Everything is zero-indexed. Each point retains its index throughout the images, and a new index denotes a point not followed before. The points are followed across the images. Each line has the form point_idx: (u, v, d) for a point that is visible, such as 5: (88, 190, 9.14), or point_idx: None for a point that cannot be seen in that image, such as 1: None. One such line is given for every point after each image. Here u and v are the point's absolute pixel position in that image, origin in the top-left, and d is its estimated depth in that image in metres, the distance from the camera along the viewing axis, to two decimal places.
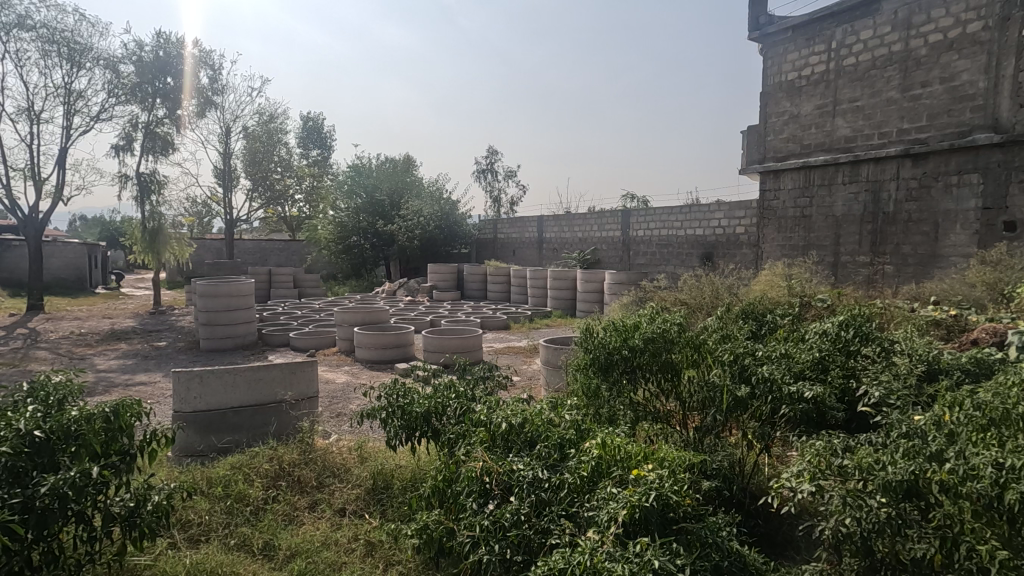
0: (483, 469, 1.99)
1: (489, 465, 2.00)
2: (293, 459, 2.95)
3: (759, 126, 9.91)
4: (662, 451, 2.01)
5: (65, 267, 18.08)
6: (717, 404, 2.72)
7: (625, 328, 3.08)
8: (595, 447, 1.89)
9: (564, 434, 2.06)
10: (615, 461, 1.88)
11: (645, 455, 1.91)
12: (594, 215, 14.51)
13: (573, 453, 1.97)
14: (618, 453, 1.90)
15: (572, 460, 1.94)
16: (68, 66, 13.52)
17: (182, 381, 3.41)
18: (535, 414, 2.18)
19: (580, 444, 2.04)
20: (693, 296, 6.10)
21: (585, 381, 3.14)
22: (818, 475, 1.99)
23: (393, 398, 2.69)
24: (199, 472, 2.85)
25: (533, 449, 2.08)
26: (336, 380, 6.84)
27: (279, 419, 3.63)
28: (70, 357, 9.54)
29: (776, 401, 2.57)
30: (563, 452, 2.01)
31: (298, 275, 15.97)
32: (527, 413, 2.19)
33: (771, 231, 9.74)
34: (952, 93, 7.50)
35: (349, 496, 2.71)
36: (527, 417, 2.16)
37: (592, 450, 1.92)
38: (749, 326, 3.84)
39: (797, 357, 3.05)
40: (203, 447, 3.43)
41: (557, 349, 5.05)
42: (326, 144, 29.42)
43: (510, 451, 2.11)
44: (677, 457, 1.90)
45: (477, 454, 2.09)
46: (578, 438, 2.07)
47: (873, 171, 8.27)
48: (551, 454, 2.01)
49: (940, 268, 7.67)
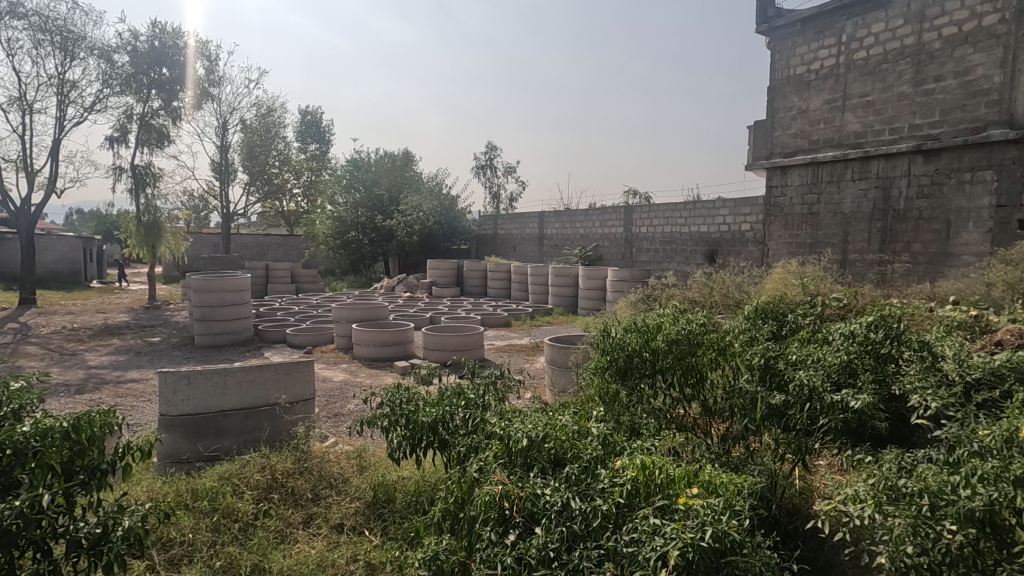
0: (502, 493, 1.76)
1: (508, 487, 1.76)
2: (286, 470, 2.73)
3: (766, 120, 9.65)
4: (707, 472, 1.82)
5: (59, 261, 17.80)
6: (751, 412, 2.49)
7: (647, 328, 2.85)
8: (631, 470, 1.70)
9: (592, 453, 1.86)
10: (656, 487, 1.69)
11: (689, 477, 1.72)
12: (595, 211, 14.28)
13: (604, 472, 1.77)
14: (658, 478, 1.70)
15: (604, 482, 1.73)
16: (61, 55, 13.20)
17: (168, 381, 3.19)
18: (558, 426, 1.98)
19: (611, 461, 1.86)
20: (704, 294, 5.85)
21: (602, 384, 2.91)
22: (882, 500, 1.77)
23: (396, 404, 2.47)
24: (184, 483, 2.63)
25: (559, 469, 1.86)
26: (334, 378, 6.64)
27: (273, 424, 3.40)
28: (61, 352, 9.31)
29: (818, 411, 2.38)
30: (592, 472, 1.81)
31: (295, 270, 15.71)
32: (549, 426, 1.97)
33: (777, 228, 9.52)
34: (966, 88, 7.28)
35: (348, 510, 2.49)
36: (551, 431, 1.94)
37: (627, 472, 1.73)
38: (769, 326, 3.61)
39: (831, 360, 2.85)
40: (189, 455, 3.20)
41: (564, 349, 4.84)
42: (325, 138, 29.17)
43: (532, 470, 1.88)
44: (727, 482, 1.69)
45: (494, 473, 1.86)
46: (606, 456, 1.87)
47: (884, 167, 8.05)
48: (581, 477, 1.79)
49: (952, 266, 7.46)
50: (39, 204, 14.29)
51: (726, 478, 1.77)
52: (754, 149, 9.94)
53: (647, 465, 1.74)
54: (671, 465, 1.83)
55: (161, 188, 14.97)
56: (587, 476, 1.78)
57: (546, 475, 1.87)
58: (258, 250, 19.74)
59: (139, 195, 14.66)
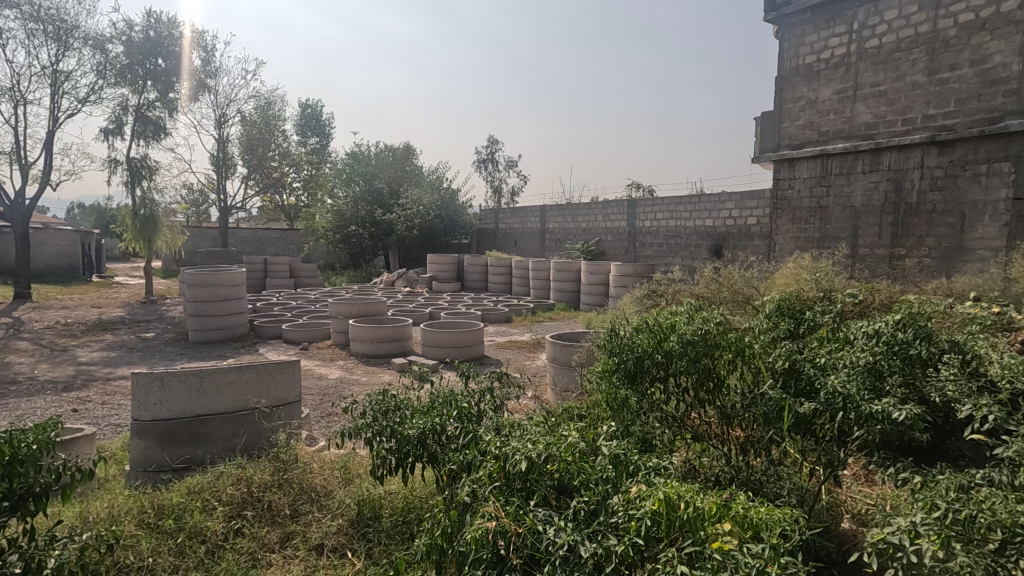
0: (496, 530, 1.51)
1: (503, 523, 1.52)
2: (263, 482, 2.48)
3: (774, 111, 9.33)
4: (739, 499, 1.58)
5: (56, 255, 17.61)
6: (778, 422, 2.24)
7: (660, 328, 2.57)
8: (653, 503, 1.46)
9: (604, 477, 1.63)
10: (681, 525, 1.44)
11: (714, 504, 1.48)
12: (598, 205, 14.01)
13: (618, 501, 1.53)
14: (684, 513, 1.45)
15: (619, 517, 1.50)
16: (55, 45, 12.93)
17: (140, 383, 2.95)
18: (563, 444, 1.72)
19: (626, 490, 1.61)
20: (711, 288, 5.59)
21: (608, 390, 2.66)
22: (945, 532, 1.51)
23: (380, 413, 2.24)
24: (146, 498, 2.40)
25: (567, 499, 1.62)
26: (329, 376, 6.41)
27: (251, 431, 3.15)
28: (51, 348, 9.08)
29: (851, 422, 2.13)
30: (602, 501, 1.57)
31: (294, 264, 15.48)
32: (553, 444, 1.71)
33: (784, 222, 9.23)
34: (983, 77, 6.98)
35: (329, 529, 2.25)
36: (555, 448, 1.69)
37: (647, 504, 1.49)
38: (787, 324, 3.36)
39: (861, 362, 2.61)
40: (159, 464, 2.96)
41: (567, 348, 4.60)
42: (325, 131, 28.86)
43: (533, 498, 1.63)
44: (761, 514, 1.45)
45: (488, 501, 1.63)
46: (620, 480, 1.63)
47: (896, 159, 7.77)
48: (592, 510, 1.55)
49: (966, 261, 7.18)
50: (33, 197, 14.05)
51: (762, 506, 1.54)
52: (760, 142, 9.64)
53: (666, 492, 1.51)
54: (699, 491, 1.59)
55: (157, 181, 14.72)
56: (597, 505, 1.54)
57: (548, 503, 1.63)
58: (258, 245, 19.48)
59: (135, 188, 14.40)
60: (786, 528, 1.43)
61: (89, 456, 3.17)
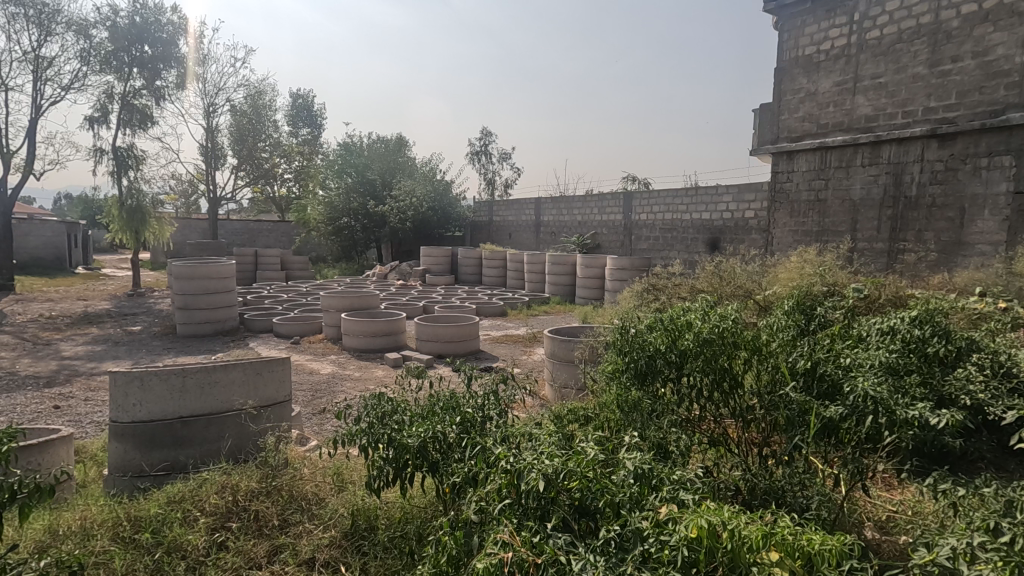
0: (513, 561, 1.35)
1: (520, 553, 1.36)
2: (249, 491, 2.31)
3: (773, 103, 9.17)
4: (779, 522, 1.47)
5: (42, 246, 17.23)
6: (802, 427, 2.11)
7: (675, 326, 2.42)
8: (691, 531, 1.33)
9: (630, 496, 1.50)
10: (721, 558, 1.32)
11: (757, 530, 1.36)
12: (594, 198, 13.81)
13: (645, 525, 1.40)
14: (725, 543, 1.33)
15: (653, 543, 1.36)
16: (37, 30, 12.55)
17: (118, 383, 2.77)
18: (582, 459, 1.59)
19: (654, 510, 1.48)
20: (713, 283, 5.45)
21: (618, 391, 2.50)
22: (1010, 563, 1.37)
23: (373, 416, 2.08)
24: (120, 509, 2.23)
25: (591, 522, 1.48)
26: (321, 371, 6.23)
27: (238, 433, 2.98)
28: (34, 342, 8.83)
29: (882, 426, 2.01)
30: (627, 522, 1.44)
31: (285, 256, 15.23)
32: (572, 461, 1.58)
33: (782, 216, 9.09)
34: (985, 69, 6.86)
35: (320, 541, 2.08)
36: (574, 466, 1.55)
37: (684, 530, 1.35)
38: (798, 320, 3.22)
39: (883, 360, 2.49)
40: (139, 469, 2.79)
41: (567, 343, 4.45)
42: (316, 122, 28.43)
43: (549, 522, 1.48)
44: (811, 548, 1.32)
45: (501, 525, 1.49)
46: (646, 501, 1.50)
47: (896, 152, 7.65)
48: (620, 539, 1.40)
49: (965, 256, 7.10)
50: (16, 187, 13.68)
51: (807, 531, 1.42)
52: (759, 134, 9.48)
53: (701, 515, 1.39)
54: (736, 513, 1.48)
55: (145, 171, 14.37)
56: (628, 534, 1.40)
57: (567, 527, 1.50)
58: (248, 237, 19.15)
59: (122, 178, 14.07)
60: (843, 560, 1.31)
61: (50, 470, 2.92)
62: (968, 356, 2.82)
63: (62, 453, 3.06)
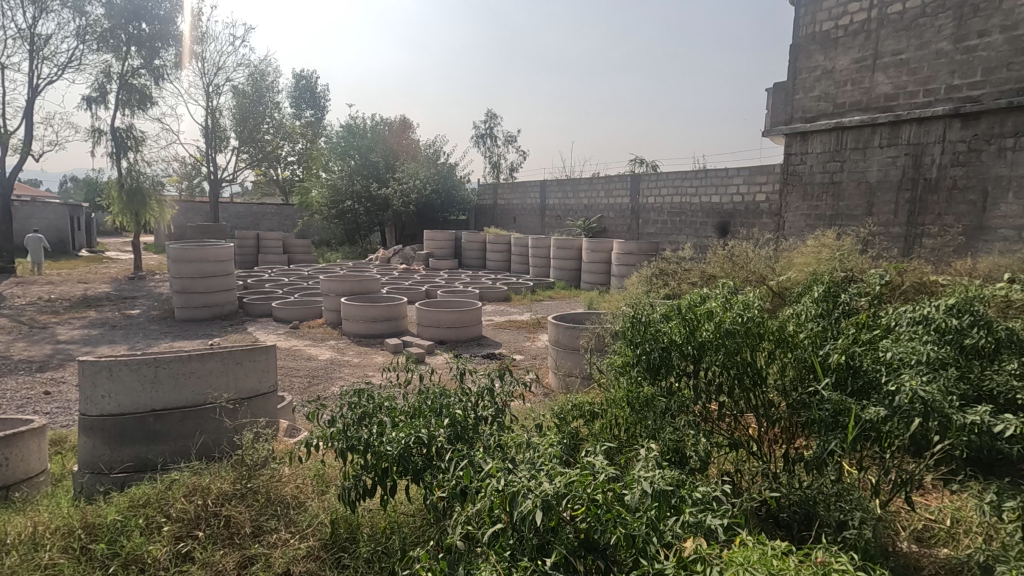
0: None
1: None
2: (221, 492, 2.11)
3: (788, 82, 8.75)
4: (832, 563, 1.25)
5: (45, 229, 17.10)
6: (839, 431, 1.86)
7: (695, 316, 2.16)
8: None
9: (646, 528, 1.27)
10: None
11: None
12: (600, 180, 13.48)
13: (671, 567, 1.19)
14: None
15: None
16: (32, 7, 12.23)
17: (86, 373, 2.55)
18: (590, 480, 1.37)
19: (676, 545, 1.27)
20: (726, 268, 5.19)
21: (626, 386, 2.26)
22: None
23: (349, 419, 1.86)
24: (74, 516, 2.02)
25: (601, 555, 1.28)
26: (319, 357, 6.04)
27: (214, 429, 2.77)
28: (31, 325, 8.68)
29: (931, 432, 1.78)
30: (647, 564, 1.22)
31: (287, 240, 15.00)
32: (577, 482, 1.36)
33: (794, 199, 8.76)
34: (1014, 44, 6.45)
35: (296, 553, 1.86)
36: (579, 490, 1.33)
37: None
38: (822, 303, 2.93)
39: (924, 352, 2.24)
40: (109, 465, 2.59)
41: (573, 330, 4.21)
42: (319, 104, 27.99)
43: (550, 557, 1.27)
44: None
45: (494, 565, 1.27)
46: (666, 531, 1.28)
47: (917, 132, 7.28)
48: None
49: (986, 240, 6.78)
50: (14, 168, 13.47)
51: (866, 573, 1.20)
52: (771, 115, 9.10)
53: (737, 560, 1.17)
54: (781, 552, 1.26)
55: (144, 152, 14.09)
56: None
57: (570, 564, 1.28)
58: (251, 220, 18.94)
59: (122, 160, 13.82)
60: None
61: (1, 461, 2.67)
62: (1010, 348, 2.58)
63: (33, 451, 2.82)
